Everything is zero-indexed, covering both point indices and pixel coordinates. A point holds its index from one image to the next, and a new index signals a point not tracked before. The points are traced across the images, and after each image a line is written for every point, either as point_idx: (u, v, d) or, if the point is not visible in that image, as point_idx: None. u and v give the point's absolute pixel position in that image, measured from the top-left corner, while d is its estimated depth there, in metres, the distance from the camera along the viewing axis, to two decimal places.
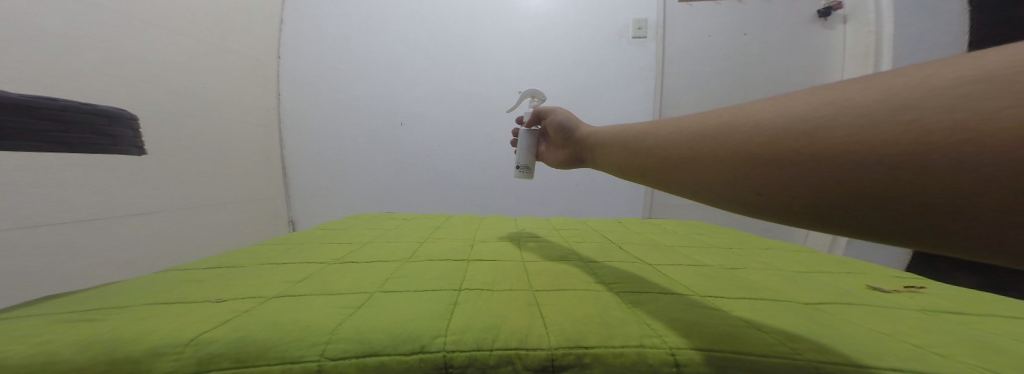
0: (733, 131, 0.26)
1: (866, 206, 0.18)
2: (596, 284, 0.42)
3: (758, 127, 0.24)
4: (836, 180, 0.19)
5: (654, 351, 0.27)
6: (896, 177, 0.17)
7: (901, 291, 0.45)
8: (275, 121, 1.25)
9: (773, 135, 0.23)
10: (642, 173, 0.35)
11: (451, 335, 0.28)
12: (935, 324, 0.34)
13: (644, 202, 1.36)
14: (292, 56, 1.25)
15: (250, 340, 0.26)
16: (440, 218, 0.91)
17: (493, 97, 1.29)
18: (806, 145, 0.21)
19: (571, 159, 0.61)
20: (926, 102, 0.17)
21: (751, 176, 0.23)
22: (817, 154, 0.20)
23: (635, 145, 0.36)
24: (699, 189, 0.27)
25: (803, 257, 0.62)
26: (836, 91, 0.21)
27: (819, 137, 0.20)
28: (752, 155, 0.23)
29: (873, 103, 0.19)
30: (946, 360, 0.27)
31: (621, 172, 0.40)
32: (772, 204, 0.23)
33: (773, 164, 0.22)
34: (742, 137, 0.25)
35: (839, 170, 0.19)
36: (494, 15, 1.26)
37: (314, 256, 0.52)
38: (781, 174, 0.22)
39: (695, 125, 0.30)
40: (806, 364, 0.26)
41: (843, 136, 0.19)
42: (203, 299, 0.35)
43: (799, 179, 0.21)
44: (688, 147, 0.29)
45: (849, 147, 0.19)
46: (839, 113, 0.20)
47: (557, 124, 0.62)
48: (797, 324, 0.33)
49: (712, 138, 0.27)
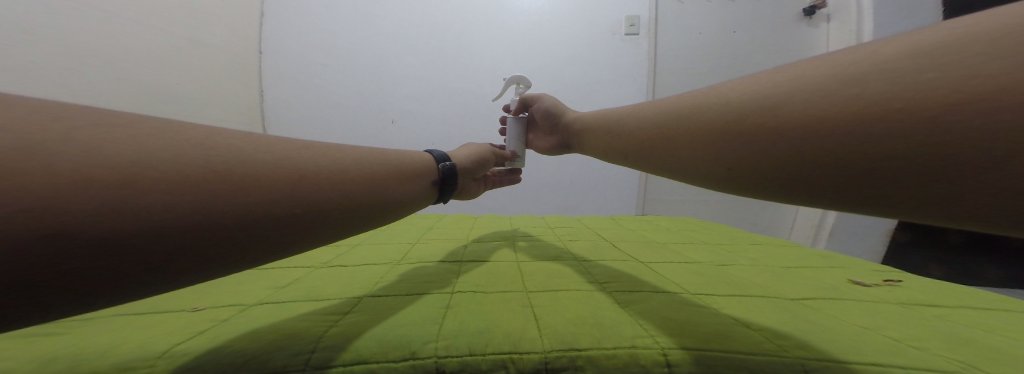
0: (709, 110, 0.26)
1: (826, 173, 0.19)
2: (589, 283, 0.42)
3: (726, 101, 0.25)
4: (791, 152, 0.20)
5: (645, 352, 0.27)
6: (858, 142, 0.17)
7: (881, 284, 0.47)
8: (258, 119, 1.22)
9: (749, 113, 0.23)
10: (631, 155, 0.35)
11: (443, 340, 0.28)
12: (911, 317, 0.36)
13: (638, 199, 1.37)
14: (274, 51, 1.19)
15: (230, 351, 0.25)
16: (433, 218, 0.90)
17: (486, 93, 1.28)
18: (770, 119, 0.21)
19: (561, 146, 0.62)
20: (874, 77, 0.18)
21: (731, 156, 0.23)
22: (787, 131, 0.20)
23: (623, 130, 0.36)
24: (676, 168, 0.29)
25: (789, 252, 0.63)
26: (800, 68, 0.22)
27: (779, 113, 0.21)
28: (719, 130, 0.24)
29: (830, 78, 0.20)
30: (924, 353, 0.28)
31: (611, 158, 0.40)
32: (739, 177, 0.24)
33: (739, 139, 0.23)
34: (716, 116, 0.25)
35: (799, 140, 0.20)
36: (486, 10, 1.24)
37: (300, 260, 0.50)
38: (747, 147, 0.22)
39: (669, 109, 0.30)
40: (793, 361, 0.27)
41: (802, 111, 0.20)
42: (180, 308, 0.34)
43: (767, 151, 0.21)
44: (669, 135, 0.29)
45: (808, 120, 0.19)
46: (800, 90, 0.21)
47: (545, 111, 0.63)
48: (778, 320, 0.33)
49: (682, 120, 0.28)
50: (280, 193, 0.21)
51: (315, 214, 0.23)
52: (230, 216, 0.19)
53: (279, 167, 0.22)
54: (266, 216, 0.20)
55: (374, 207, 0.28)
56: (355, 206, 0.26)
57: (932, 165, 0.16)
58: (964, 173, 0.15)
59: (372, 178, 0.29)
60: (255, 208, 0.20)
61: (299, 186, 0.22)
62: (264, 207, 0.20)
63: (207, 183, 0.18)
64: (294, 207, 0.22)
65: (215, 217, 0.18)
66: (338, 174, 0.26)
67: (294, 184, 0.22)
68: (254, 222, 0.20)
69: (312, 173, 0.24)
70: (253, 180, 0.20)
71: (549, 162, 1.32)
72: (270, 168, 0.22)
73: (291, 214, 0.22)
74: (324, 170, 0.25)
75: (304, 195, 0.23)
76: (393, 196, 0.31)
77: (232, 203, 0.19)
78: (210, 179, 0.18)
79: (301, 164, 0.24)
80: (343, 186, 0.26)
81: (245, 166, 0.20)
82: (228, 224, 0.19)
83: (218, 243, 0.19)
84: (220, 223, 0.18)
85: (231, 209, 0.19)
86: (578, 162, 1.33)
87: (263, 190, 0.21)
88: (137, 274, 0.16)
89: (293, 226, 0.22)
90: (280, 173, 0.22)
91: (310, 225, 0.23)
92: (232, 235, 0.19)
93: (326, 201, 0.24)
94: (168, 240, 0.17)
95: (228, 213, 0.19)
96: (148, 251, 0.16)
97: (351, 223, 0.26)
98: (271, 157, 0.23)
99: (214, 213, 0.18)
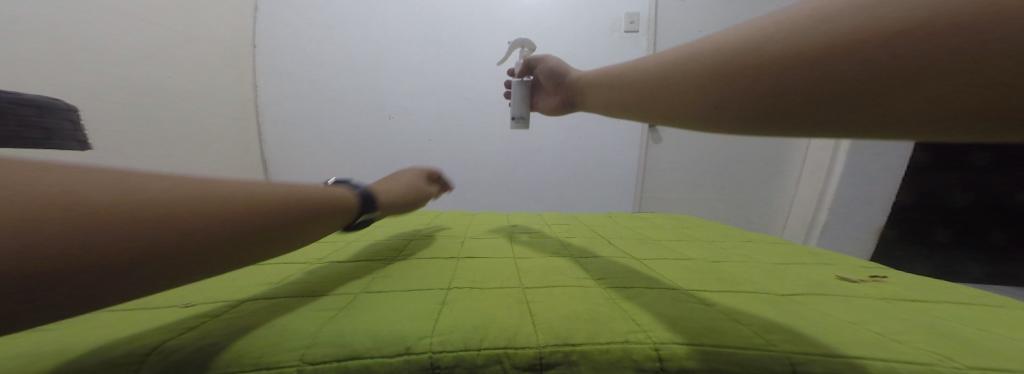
0: (705, 57, 0.25)
1: (825, 103, 0.19)
2: (585, 280, 0.42)
3: (715, 47, 0.24)
4: (788, 87, 0.20)
5: (638, 346, 0.28)
6: (860, 66, 0.17)
7: (867, 280, 0.48)
8: (254, 113, 1.20)
9: (745, 59, 0.22)
10: (630, 107, 0.34)
11: (438, 336, 0.28)
12: (895, 311, 0.37)
13: (635, 197, 1.38)
14: (270, 45, 1.18)
15: (220, 348, 0.25)
16: (432, 214, 0.91)
17: (486, 90, 1.28)
18: (763, 56, 0.21)
19: (562, 106, 0.59)
20: (861, 13, 0.18)
21: (728, 103, 0.23)
22: (788, 67, 0.20)
23: (623, 88, 0.35)
24: (671, 116, 0.28)
25: (781, 249, 0.64)
26: (779, 18, 0.22)
27: (773, 50, 0.21)
28: (710, 74, 0.24)
29: (816, 19, 0.20)
30: (904, 347, 0.29)
31: (615, 113, 0.40)
32: (733, 120, 0.23)
33: (728, 81, 0.22)
34: (707, 60, 0.24)
35: (797, 73, 0.19)
36: (486, 5, 1.23)
37: (294, 257, 0.50)
38: (739, 87, 0.22)
39: (660, 60, 0.30)
40: (780, 355, 0.27)
41: (797, 47, 0.20)
42: (171, 304, 0.33)
43: (762, 89, 0.21)
44: (665, 88, 0.28)
45: (804, 54, 0.19)
46: (787, 30, 0.21)
47: (549, 71, 0.61)
48: (768, 314, 0.34)
49: (672, 70, 0.27)
50: (175, 215, 0.18)
51: (262, 237, 0.23)
52: (180, 243, 0.18)
53: (226, 191, 0.21)
54: (216, 242, 0.20)
55: (316, 228, 0.28)
56: (275, 219, 0.23)
57: (935, 81, 0.16)
58: (965, 85, 0.15)
59: (318, 202, 0.28)
60: (209, 232, 0.19)
61: (250, 211, 0.22)
62: (215, 232, 0.19)
63: (151, 212, 0.17)
64: (244, 231, 0.21)
65: (162, 247, 0.17)
66: (287, 197, 0.25)
67: (245, 207, 0.21)
68: (201, 249, 0.19)
69: (263, 195, 0.23)
70: (200, 203, 0.19)
71: (549, 159, 1.32)
72: (146, 191, 0.18)
73: (242, 238, 0.21)
74: (274, 194, 0.24)
75: (208, 216, 0.19)
76: (317, 208, 0.28)
77: (183, 230, 0.18)
78: (66, 215, 0.14)
79: (249, 188, 0.23)
80: (294, 211, 0.25)
81: (188, 192, 0.19)
82: (175, 253, 0.18)
83: (156, 270, 0.17)
84: (167, 252, 0.17)
85: (181, 237, 0.18)
86: (576, 160, 1.33)
87: (217, 214, 0.20)
88: (51, 307, 0.15)
89: (238, 249, 0.21)
90: (228, 197, 0.21)
91: (256, 248, 0.23)
92: (174, 261, 0.18)
93: (275, 226, 0.23)
94: (103, 272, 0.15)
95: (176, 240, 0.18)
96: (78, 284, 0.15)
97: (293, 243, 0.26)
98: (143, 178, 0.18)
99: (162, 241, 0.17)
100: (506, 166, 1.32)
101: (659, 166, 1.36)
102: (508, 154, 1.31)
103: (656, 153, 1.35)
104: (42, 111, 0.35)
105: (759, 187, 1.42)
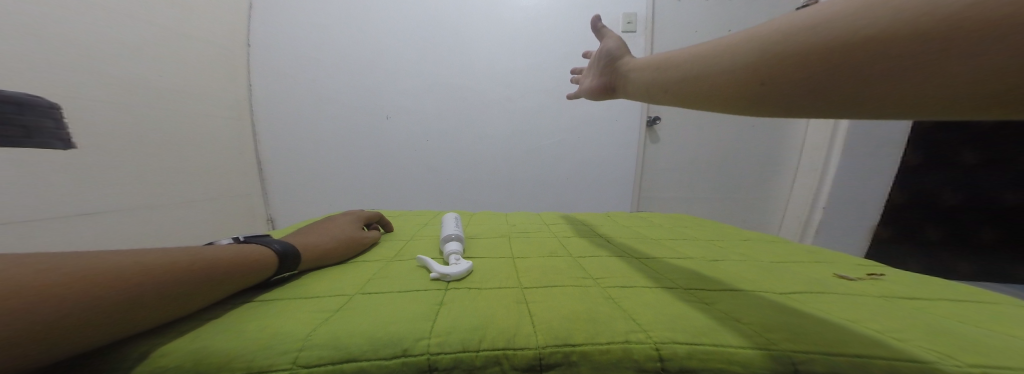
0: (749, 37, 0.26)
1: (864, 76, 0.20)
2: (585, 279, 0.42)
3: (759, 29, 0.25)
4: (830, 64, 0.21)
5: (638, 347, 0.27)
6: (904, 48, 0.19)
7: (864, 278, 0.48)
8: (247, 113, 1.18)
9: (795, 40, 0.23)
10: (653, 91, 0.35)
11: (436, 338, 0.27)
12: (892, 309, 0.37)
13: (633, 197, 1.38)
14: (263, 44, 1.16)
15: (214, 351, 0.25)
16: (429, 214, 0.90)
17: (482, 90, 1.27)
18: (812, 37, 0.22)
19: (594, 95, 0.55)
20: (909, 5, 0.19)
21: (776, 81, 0.24)
22: (834, 46, 0.21)
23: (653, 73, 0.35)
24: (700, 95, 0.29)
25: (779, 247, 0.64)
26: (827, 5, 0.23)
27: (821, 30, 0.22)
28: (753, 55, 0.25)
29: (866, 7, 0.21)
30: (903, 344, 0.29)
31: (638, 94, 0.39)
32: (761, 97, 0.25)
33: (769, 62, 0.24)
34: (752, 40, 0.25)
35: (843, 50, 0.21)
36: (483, 4, 1.22)
37: None
38: (785, 63, 0.23)
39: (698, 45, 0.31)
40: (782, 355, 0.27)
41: (846, 29, 0.21)
42: None
43: (802, 64, 0.22)
44: (697, 69, 0.29)
45: (850, 38, 0.21)
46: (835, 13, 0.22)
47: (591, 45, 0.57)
48: (771, 312, 0.34)
49: (710, 53, 0.29)
50: (46, 302, 0.20)
51: (154, 299, 0.26)
52: (62, 315, 0.21)
53: (111, 264, 0.24)
54: (102, 309, 0.23)
55: (220, 286, 0.31)
56: (160, 290, 0.26)
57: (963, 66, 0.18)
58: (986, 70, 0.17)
59: (216, 261, 0.31)
60: (91, 304, 0.22)
61: (138, 279, 0.25)
62: (98, 303, 0.22)
63: (27, 293, 0.20)
64: (130, 297, 0.24)
65: (45, 321, 0.20)
66: (183, 260, 0.28)
67: (132, 277, 0.25)
68: (86, 319, 0.22)
69: (153, 263, 0.26)
70: (81, 278, 0.22)
71: (545, 159, 1.32)
72: (24, 279, 0.20)
73: (131, 302, 0.24)
74: (166, 260, 0.27)
75: (87, 289, 0.22)
76: (212, 273, 0.30)
77: (64, 303, 0.21)
78: None
79: (138, 258, 0.26)
80: (188, 272, 0.28)
81: (67, 272, 0.22)
82: (58, 325, 0.21)
83: (45, 341, 0.20)
84: (49, 324, 0.20)
85: (64, 310, 0.21)
86: (574, 160, 1.32)
87: (102, 287, 0.23)
88: None
89: (130, 312, 0.24)
90: (116, 268, 0.24)
91: (151, 310, 0.25)
92: (56, 334, 0.21)
93: (167, 287, 0.26)
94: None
95: (57, 314, 0.21)
96: None
97: (195, 301, 0.29)
98: (19, 270, 0.21)
99: (45, 317, 0.20)
100: (503, 166, 1.32)
101: (658, 165, 1.36)
102: (506, 154, 1.31)
103: (652, 153, 1.35)
104: (24, 107, 0.30)
105: (755, 186, 1.43)
